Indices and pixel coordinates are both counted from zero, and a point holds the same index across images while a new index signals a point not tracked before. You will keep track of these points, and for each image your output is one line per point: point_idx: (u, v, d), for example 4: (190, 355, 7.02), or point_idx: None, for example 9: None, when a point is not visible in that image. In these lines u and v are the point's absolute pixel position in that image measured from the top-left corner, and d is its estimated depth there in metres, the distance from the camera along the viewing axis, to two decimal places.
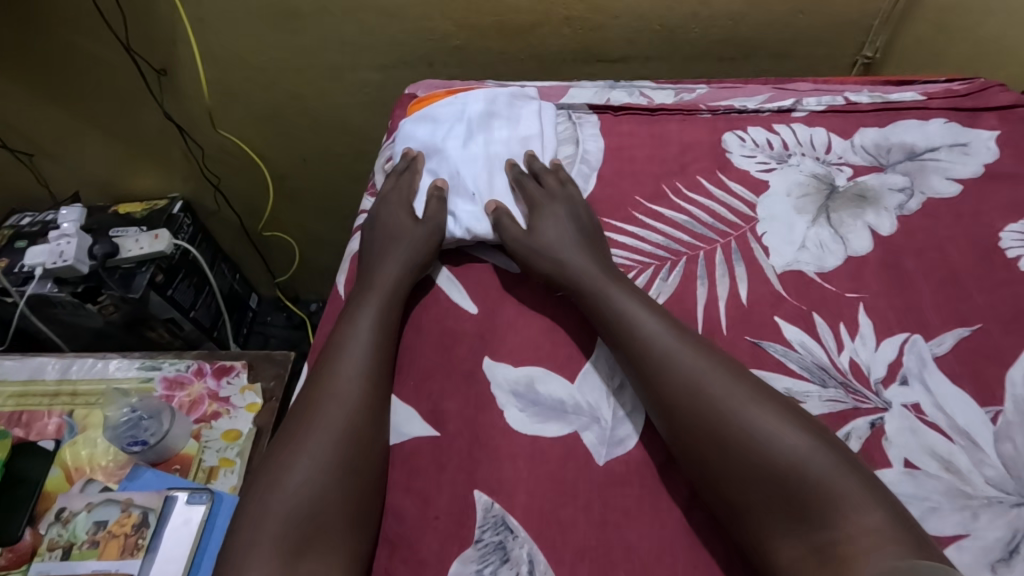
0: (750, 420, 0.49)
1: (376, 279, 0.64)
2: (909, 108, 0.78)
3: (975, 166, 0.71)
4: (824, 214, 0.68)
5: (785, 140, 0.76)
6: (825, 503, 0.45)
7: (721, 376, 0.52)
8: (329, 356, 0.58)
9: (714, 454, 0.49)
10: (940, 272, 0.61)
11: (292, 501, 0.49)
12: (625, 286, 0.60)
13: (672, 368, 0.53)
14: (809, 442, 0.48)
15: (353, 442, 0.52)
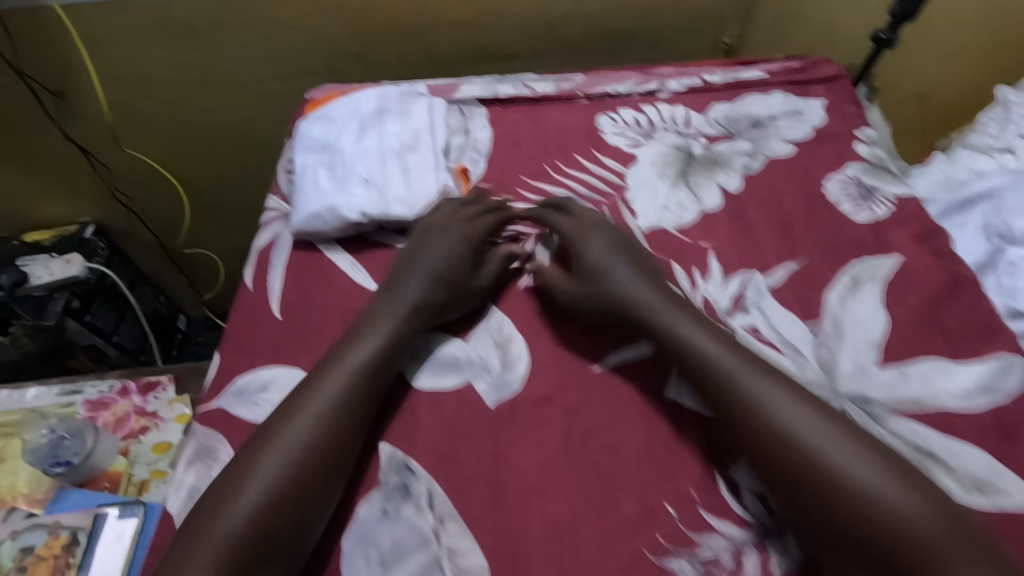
0: (816, 431, 0.49)
1: (398, 309, 0.61)
2: (754, 84, 0.90)
3: (806, 129, 0.83)
4: (683, 177, 0.77)
5: (650, 118, 0.86)
6: (875, 517, 0.45)
7: (789, 390, 0.51)
8: (329, 375, 0.55)
9: (806, 499, 0.47)
10: (775, 218, 0.72)
11: (255, 513, 0.48)
12: (698, 321, 0.57)
13: (729, 380, 0.52)
14: (911, 495, 0.45)
15: (330, 465, 0.52)
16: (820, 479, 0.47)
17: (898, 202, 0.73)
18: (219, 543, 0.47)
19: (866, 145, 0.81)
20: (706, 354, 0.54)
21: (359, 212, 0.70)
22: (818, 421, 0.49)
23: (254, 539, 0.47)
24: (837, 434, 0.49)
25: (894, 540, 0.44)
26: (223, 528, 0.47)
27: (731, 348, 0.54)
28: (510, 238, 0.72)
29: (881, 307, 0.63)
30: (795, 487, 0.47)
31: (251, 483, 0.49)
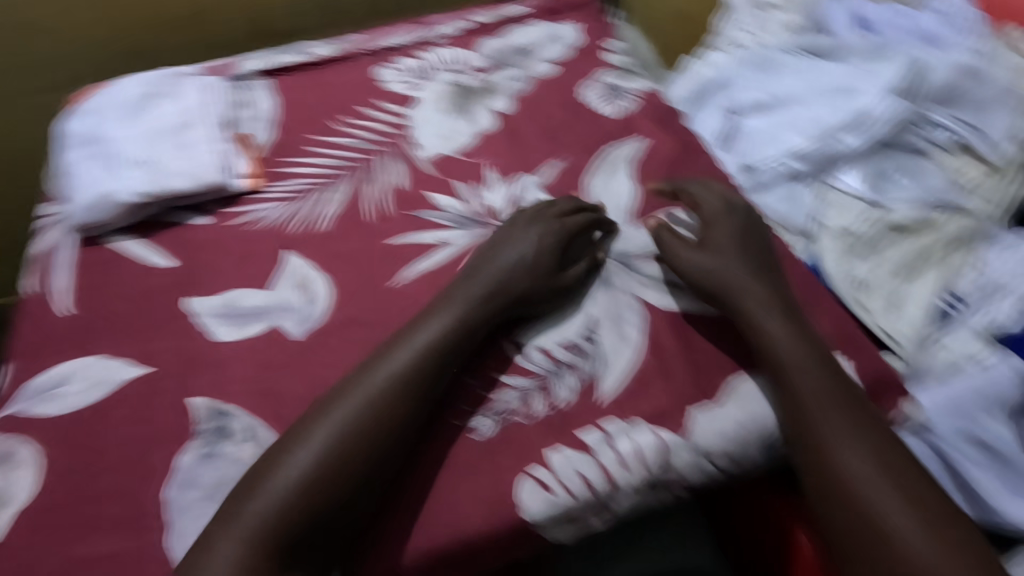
0: (859, 450, 0.49)
1: (461, 312, 0.55)
2: (516, 19, 0.98)
3: (564, 50, 0.92)
4: (460, 108, 0.84)
5: (426, 62, 0.91)
6: (895, 538, 0.45)
7: (840, 393, 0.51)
8: (385, 363, 0.53)
9: (831, 483, 0.49)
10: (542, 127, 0.80)
11: (303, 487, 0.47)
12: (788, 316, 0.56)
13: (790, 371, 0.53)
14: (913, 500, 0.47)
15: (374, 465, 0.49)
16: (855, 494, 0.47)
17: (642, 96, 0.84)
18: (261, 512, 0.46)
19: (615, 54, 0.92)
20: (783, 350, 0.53)
21: (135, 193, 0.69)
22: (865, 433, 0.50)
23: (294, 515, 0.46)
24: (876, 451, 0.49)
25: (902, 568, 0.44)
26: (276, 487, 0.47)
27: (796, 341, 0.54)
28: (303, 189, 0.75)
29: (631, 180, 0.73)
30: (828, 500, 0.48)
31: (299, 453, 0.48)
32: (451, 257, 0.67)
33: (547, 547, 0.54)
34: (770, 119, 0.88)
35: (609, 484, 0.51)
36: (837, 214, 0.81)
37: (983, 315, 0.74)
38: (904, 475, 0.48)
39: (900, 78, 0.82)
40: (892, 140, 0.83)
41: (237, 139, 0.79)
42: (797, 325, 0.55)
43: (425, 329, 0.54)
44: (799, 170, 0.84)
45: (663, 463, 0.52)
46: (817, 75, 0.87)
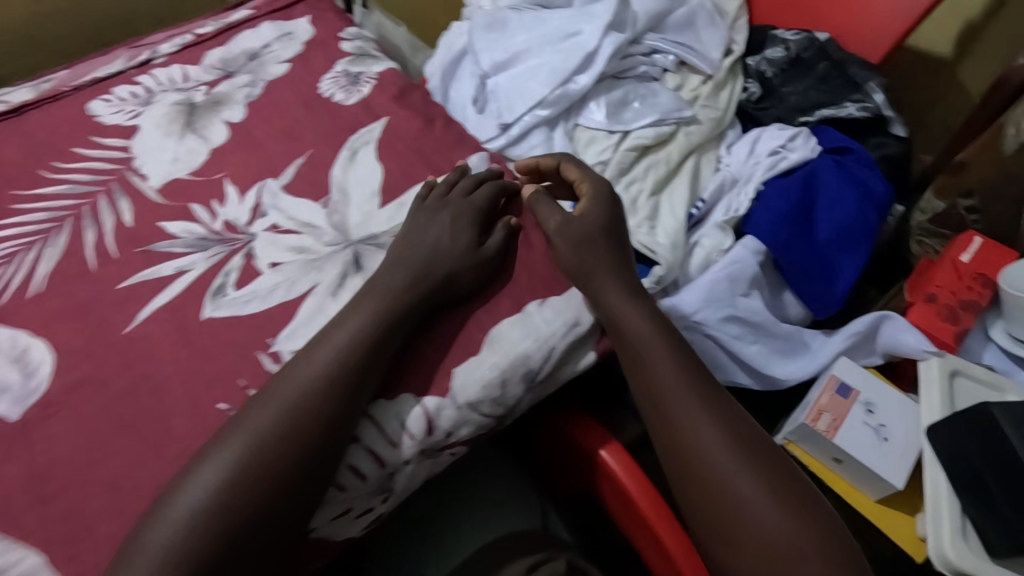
0: (708, 426, 0.52)
1: (382, 306, 0.54)
2: (242, 23, 0.93)
3: (297, 45, 0.89)
4: (189, 128, 0.78)
5: (147, 86, 0.84)
6: (739, 513, 0.49)
7: (690, 372, 0.55)
8: (305, 362, 0.52)
9: (705, 487, 0.51)
10: (279, 129, 0.77)
11: (224, 499, 0.46)
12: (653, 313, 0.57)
13: (644, 355, 0.55)
14: (772, 483, 0.50)
15: (306, 463, 0.48)
16: (706, 475, 0.51)
17: (378, 77, 0.83)
18: (179, 528, 0.45)
19: (350, 41, 0.90)
20: (634, 335, 0.56)
21: None
22: (712, 406, 0.53)
23: (218, 530, 0.45)
24: (723, 425, 0.52)
25: (744, 539, 0.49)
26: (180, 504, 0.46)
27: (651, 328, 0.56)
28: (8, 253, 0.65)
29: (376, 162, 0.72)
30: (686, 480, 0.52)
31: (214, 467, 0.47)
32: (190, 283, 0.62)
33: (343, 546, 0.55)
34: (511, 75, 0.89)
35: (385, 469, 0.52)
36: (591, 151, 0.86)
37: (725, 208, 0.84)
38: (747, 444, 0.52)
39: (611, 13, 0.87)
40: (620, 69, 0.90)
41: None
42: (655, 316, 0.57)
43: (344, 325, 0.53)
44: (547, 117, 0.86)
45: (433, 431, 0.53)
46: (545, 27, 0.91)
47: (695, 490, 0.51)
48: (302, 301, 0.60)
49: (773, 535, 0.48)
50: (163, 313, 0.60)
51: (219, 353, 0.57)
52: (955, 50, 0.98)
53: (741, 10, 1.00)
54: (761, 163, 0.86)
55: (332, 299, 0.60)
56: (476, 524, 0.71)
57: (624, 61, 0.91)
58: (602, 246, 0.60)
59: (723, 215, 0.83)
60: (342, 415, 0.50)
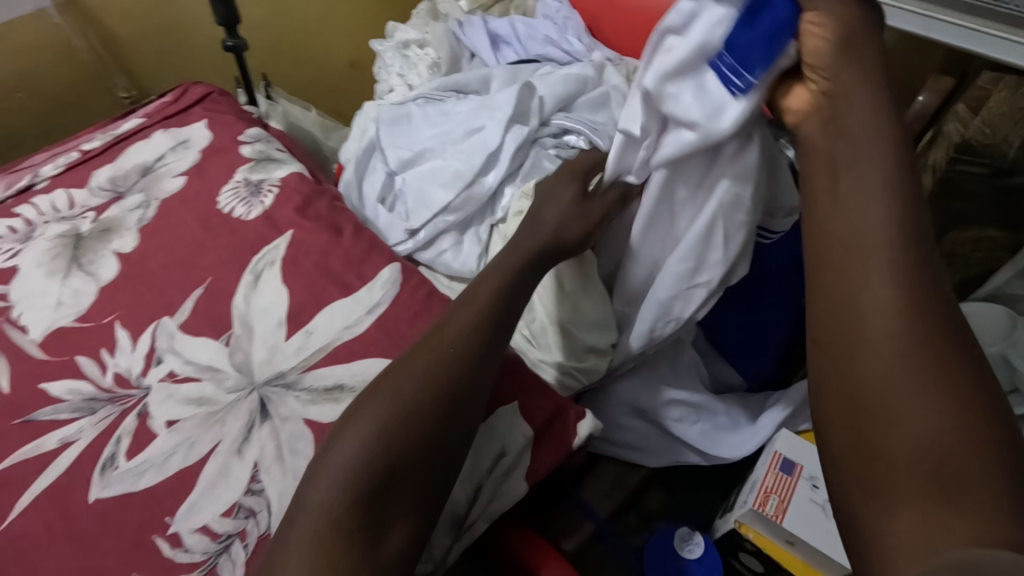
0: (879, 241, 0.43)
1: (486, 300, 0.54)
2: (133, 134, 0.88)
3: (193, 155, 0.84)
4: (74, 264, 0.72)
5: (26, 219, 0.77)
6: (894, 419, 0.39)
7: (902, 223, 0.43)
8: (465, 299, 0.54)
9: (857, 333, 0.42)
10: (175, 256, 0.72)
11: (381, 437, 0.45)
12: (866, 103, 0.46)
13: (847, 193, 0.46)
14: (932, 371, 0.39)
15: (454, 397, 0.49)
16: (870, 355, 0.41)
17: (280, 184, 0.79)
18: (341, 463, 0.44)
19: (249, 144, 0.86)
20: (847, 166, 0.46)
21: None
22: (897, 276, 0.42)
23: (381, 456, 0.44)
24: (908, 294, 0.41)
25: (871, 392, 0.40)
26: (356, 430, 0.46)
27: (876, 181, 0.45)
28: None
29: (282, 286, 0.68)
30: (827, 319, 0.44)
31: (382, 398, 0.47)
32: (76, 456, 0.56)
33: None
34: (416, 174, 0.86)
35: None
36: None
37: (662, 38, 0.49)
38: (929, 333, 0.40)
39: (512, 105, 0.82)
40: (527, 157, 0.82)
41: None
42: (875, 117, 0.46)
43: (464, 299, 0.54)
44: (456, 221, 0.83)
45: None
46: (446, 120, 0.87)
47: (838, 340, 0.43)
48: (202, 464, 0.55)
49: (951, 455, 0.36)
50: (45, 497, 0.53)
51: (110, 541, 0.51)
52: None
53: None
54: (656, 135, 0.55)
55: (237, 457, 0.55)
56: None
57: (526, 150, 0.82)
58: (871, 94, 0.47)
59: (662, 17, 0.49)
60: (488, 352, 0.51)
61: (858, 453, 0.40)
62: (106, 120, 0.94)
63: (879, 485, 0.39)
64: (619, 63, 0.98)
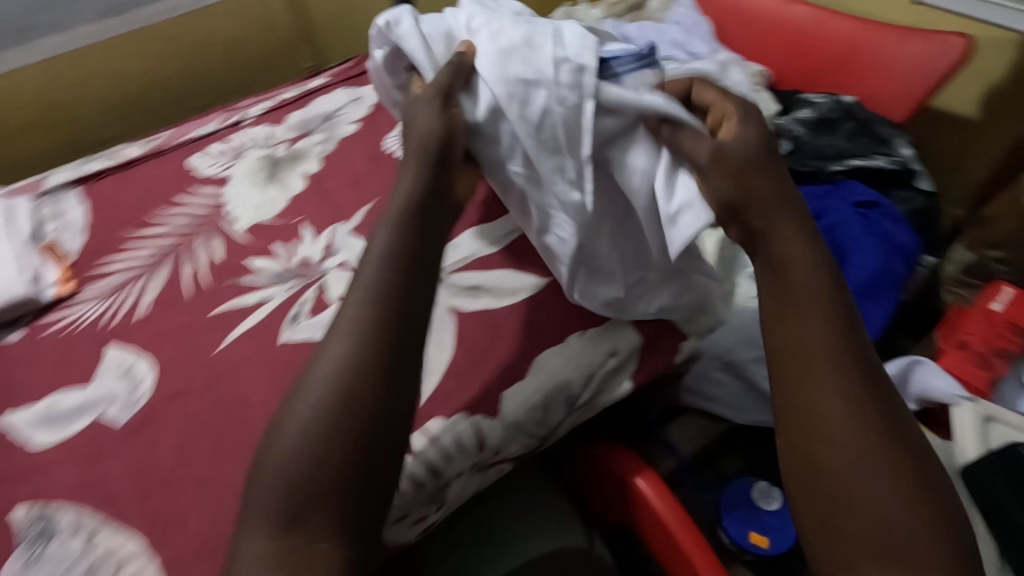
0: (834, 343, 0.46)
1: (395, 287, 0.50)
2: (319, 90, 1.06)
3: (366, 107, 1.01)
4: (271, 179, 0.89)
5: (238, 144, 0.96)
6: (869, 516, 0.42)
7: (842, 330, 0.47)
8: (360, 272, 0.50)
9: (818, 433, 0.44)
10: (349, 179, 0.87)
11: (295, 458, 0.43)
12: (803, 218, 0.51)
13: (798, 303, 0.48)
14: (894, 465, 0.43)
15: (347, 409, 0.45)
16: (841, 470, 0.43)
17: None
18: (272, 480, 0.43)
19: None
20: (799, 277, 0.48)
21: None
22: (851, 375, 0.45)
23: (309, 480, 0.43)
24: (867, 404, 0.45)
25: (835, 484, 0.43)
26: (280, 449, 0.44)
27: (824, 298, 0.48)
28: (120, 283, 0.76)
29: None
30: (785, 412, 0.47)
31: (304, 403, 0.45)
32: (272, 310, 0.71)
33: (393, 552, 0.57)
34: None
35: (439, 480, 0.56)
36: None
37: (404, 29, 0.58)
38: (877, 428, 0.44)
39: None
40: None
41: (45, 250, 0.80)
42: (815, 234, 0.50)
43: (342, 330, 0.48)
44: None
45: (484, 450, 0.57)
46: None
47: (797, 432, 0.46)
48: None
49: (905, 543, 0.41)
50: (249, 335, 0.68)
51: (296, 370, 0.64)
52: (980, 109, 1.02)
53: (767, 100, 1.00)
54: (500, 94, 0.53)
55: None
56: (531, 540, 0.69)
57: None
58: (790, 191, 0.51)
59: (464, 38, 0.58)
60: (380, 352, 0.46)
61: (825, 543, 0.44)
62: (296, 79, 1.13)
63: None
64: (741, 63, 1.06)
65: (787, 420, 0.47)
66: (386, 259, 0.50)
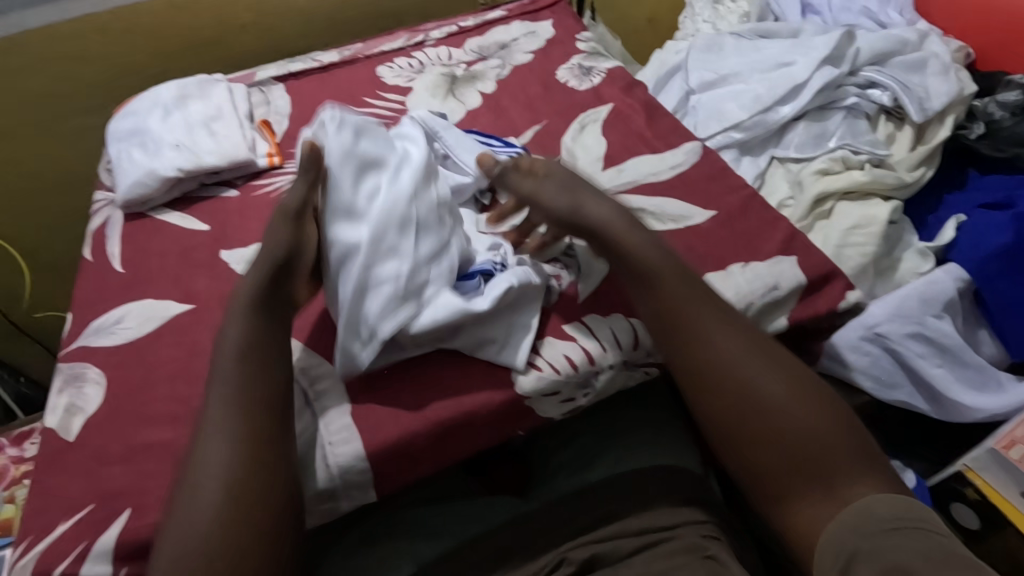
0: (715, 314, 0.57)
1: (240, 417, 0.51)
2: (497, 20, 1.11)
3: (541, 41, 1.05)
4: (450, 93, 0.96)
5: (421, 60, 1.04)
6: (786, 440, 0.53)
7: (717, 303, 0.58)
8: (210, 395, 0.52)
9: (730, 387, 0.55)
10: (522, 102, 0.92)
11: (213, 529, 0.47)
12: (641, 263, 0.59)
13: (664, 298, 0.58)
14: (789, 394, 0.54)
15: (248, 494, 0.48)
16: (741, 395, 0.54)
17: (607, 71, 0.95)
18: (174, 557, 0.46)
19: (584, 42, 1.04)
20: (664, 266, 0.59)
21: (175, 168, 0.81)
22: (733, 340, 0.56)
23: (209, 556, 0.46)
24: (752, 345, 0.56)
25: (760, 424, 0.53)
26: (180, 535, 0.46)
27: (687, 290, 0.58)
28: None
29: (602, 136, 0.84)
30: (689, 374, 0.57)
31: (203, 496, 0.48)
32: None
33: (539, 424, 0.63)
34: (716, 94, 0.97)
35: (593, 365, 0.61)
36: (782, 179, 0.90)
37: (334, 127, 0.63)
38: (775, 369, 0.55)
39: (830, 48, 0.92)
40: (828, 100, 0.92)
41: (260, 126, 0.92)
42: (654, 250, 0.59)
43: (214, 443, 0.50)
44: (741, 140, 0.93)
45: (637, 348, 0.62)
46: (759, 54, 0.99)
47: (711, 398, 0.55)
48: None
49: (814, 453, 0.52)
50: None
51: None
52: None
53: (965, 79, 0.92)
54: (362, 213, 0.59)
55: None
56: (639, 447, 0.71)
57: (831, 93, 0.92)
58: (649, 238, 0.60)
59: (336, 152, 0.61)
60: (231, 455, 0.49)
61: (769, 478, 0.53)
62: (475, 9, 1.19)
63: (780, 487, 0.53)
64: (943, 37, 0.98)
65: (698, 389, 0.56)
66: (256, 358, 0.54)
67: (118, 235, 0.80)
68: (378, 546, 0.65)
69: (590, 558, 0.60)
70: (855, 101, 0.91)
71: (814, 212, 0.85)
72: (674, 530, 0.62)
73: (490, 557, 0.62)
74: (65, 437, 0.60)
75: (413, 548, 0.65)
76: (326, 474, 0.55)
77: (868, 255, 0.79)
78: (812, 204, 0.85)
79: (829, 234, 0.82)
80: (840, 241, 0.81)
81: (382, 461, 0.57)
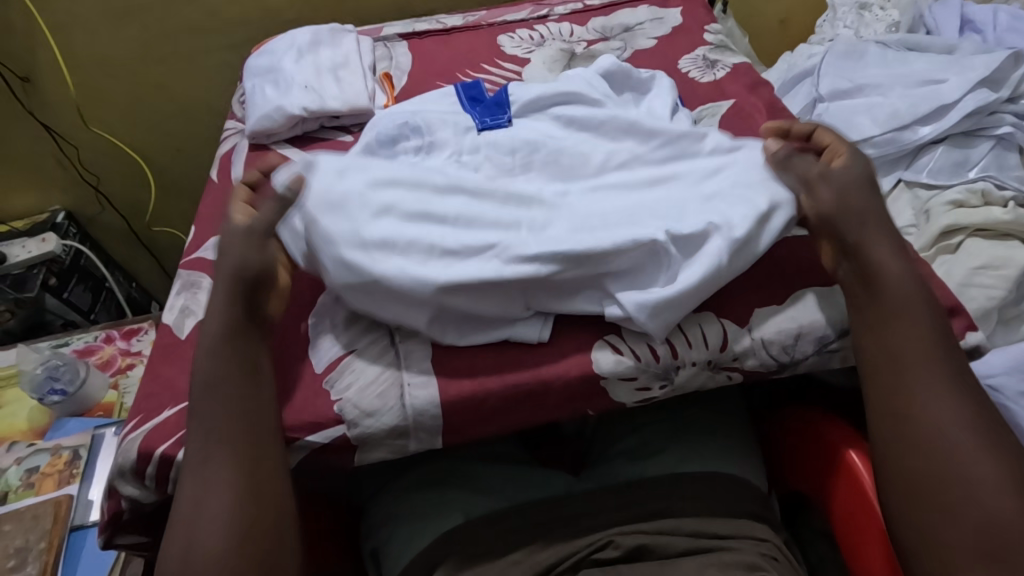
0: (937, 364, 0.53)
1: (228, 421, 0.53)
2: (623, 3, 1.09)
3: (667, 28, 1.02)
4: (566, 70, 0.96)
5: (541, 33, 1.03)
6: (977, 516, 0.47)
7: (938, 356, 0.53)
8: (208, 391, 0.55)
9: (929, 439, 0.50)
10: None
11: (230, 517, 0.50)
12: (888, 277, 0.56)
13: (894, 316, 0.55)
14: (994, 471, 0.48)
15: (262, 476, 0.52)
16: (935, 447, 0.50)
17: (732, 67, 0.91)
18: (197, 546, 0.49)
19: (712, 33, 0.99)
20: (898, 289, 0.55)
21: (301, 107, 0.86)
22: (954, 398, 0.51)
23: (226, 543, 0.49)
24: (970, 402, 0.51)
25: (951, 483, 0.49)
26: (202, 524, 0.50)
27: (915, 316, 0.54)
28: None
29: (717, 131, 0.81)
30: (885, 412, 0.53)
31: (220, 488, 0.51)
32: None
33: (610, 407, 0.62)
34: (848, 104, 0.91)
35: (675, 360, 0.60)
36: (907, 204, 0.83)
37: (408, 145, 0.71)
38: (990, 441, 0.50)
39: (990, 69, 0.84)
40: (976, 126, 0.84)
41: (381, 78, 0.96)
42: (914, 271, 0.56)
43: (213, 446, 0.52)
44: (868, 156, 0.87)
45: (725, 350, 0.60)
46: (904, 68, 0.92)
47: (903, 442, 0.51)
48: None
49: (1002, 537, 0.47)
50: None
51: None
52: None
53: None
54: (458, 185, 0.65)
55: None
56: (705, 455, 0.69)
57: (982, 118, 0.84)
58: (899, 256, 0.57)
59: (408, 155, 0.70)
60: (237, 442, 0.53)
61: (951, 544, 0.48)
62: None
63: (953, 556, 0.47)
64: None
65: (887, 429, 0.53)
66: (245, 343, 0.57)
67: (243, 163, 0.86)
68: (433, 493, 0.67)
69: (639, 546, 0.58)
70: (1010, 130, 0.83)
71: (939, 243, 0.78)
72: (729, 539, 0.59)
73: (541, 522, 0.62)
74: (178, 334, 0.66)
75: (463, 503, 0.66)
76: (400, 411, 0.58)
77: (995, 299, 0.71)
78: (938, 235, 0.77)
79: (952, 270, 0.75)
80: (963, 280, 0.73)
81: (454, 413, 0.58)
